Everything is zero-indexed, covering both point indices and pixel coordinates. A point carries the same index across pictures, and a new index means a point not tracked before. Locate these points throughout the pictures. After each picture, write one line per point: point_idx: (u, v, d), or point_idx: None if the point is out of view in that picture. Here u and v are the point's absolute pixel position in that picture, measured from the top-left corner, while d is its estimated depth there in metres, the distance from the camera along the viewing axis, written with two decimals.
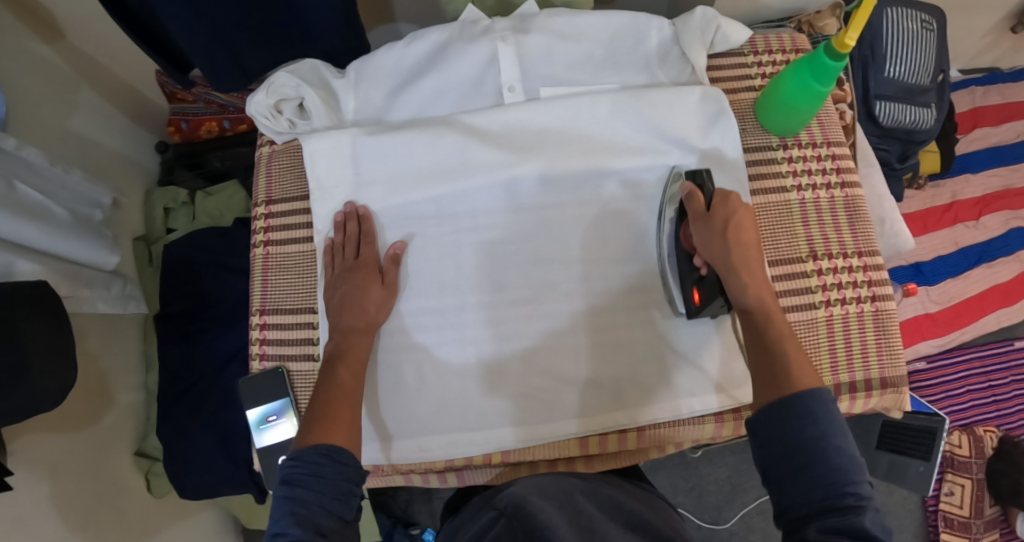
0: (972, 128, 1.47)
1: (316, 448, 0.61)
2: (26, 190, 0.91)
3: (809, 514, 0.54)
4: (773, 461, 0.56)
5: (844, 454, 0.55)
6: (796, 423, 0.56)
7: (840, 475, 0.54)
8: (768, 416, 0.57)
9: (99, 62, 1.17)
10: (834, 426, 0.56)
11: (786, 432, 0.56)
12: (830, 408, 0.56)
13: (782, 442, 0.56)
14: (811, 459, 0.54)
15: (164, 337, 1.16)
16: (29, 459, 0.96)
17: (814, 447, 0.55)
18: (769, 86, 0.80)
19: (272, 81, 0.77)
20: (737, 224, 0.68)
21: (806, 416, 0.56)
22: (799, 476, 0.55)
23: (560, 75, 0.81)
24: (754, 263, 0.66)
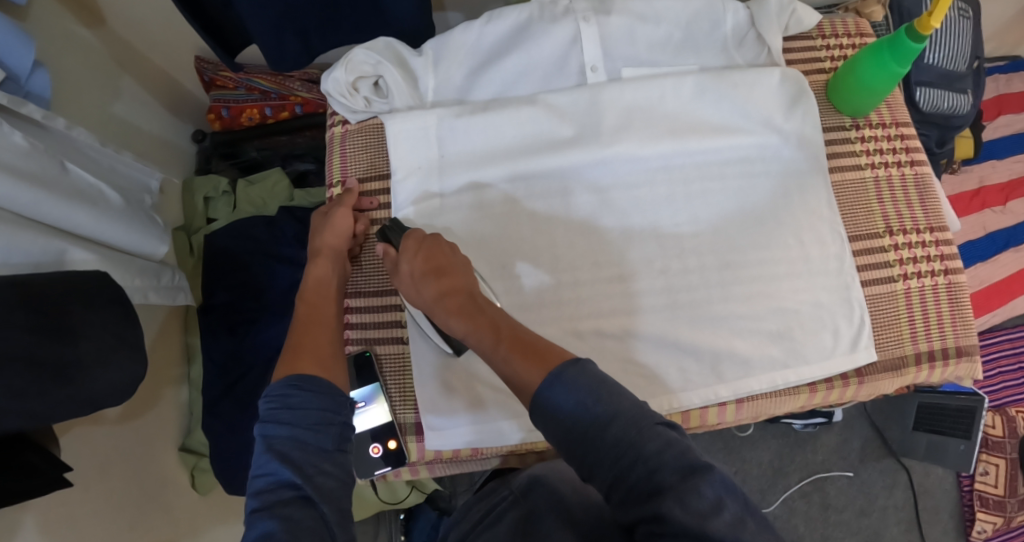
0: (998, 115, 1.47)
1: (277, 383, 0.60)
2: (77, 174, 0.84)
3: (624, 502, 0.49)
4: (568, 453, 0.52)
5: (610, 419, 0.50)
6: (557, 417, 0.52)
7: (621, 441, 0.49)
8: (540, 420, 0.53)
9: (135, 45, 1.11)
10: (586, 390, 0.52)
11: (557, 424, 0.52)
12: (573, 375, 0.52)
13: (561, 436, 0.52)
14: (587, 444, 0.50)
15: (210, 329, 1.14)
16: (79, 453, 0.92)
17: (581, 429, 0.51)
18: (844, 69, 0.81)
19: (352, 58, 0.75)
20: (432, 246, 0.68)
21: (554, 409, 0.52)
22: (589, 466, 0.51)
23: (642, 56, 0.81)
24: (467, 286, 0.65)
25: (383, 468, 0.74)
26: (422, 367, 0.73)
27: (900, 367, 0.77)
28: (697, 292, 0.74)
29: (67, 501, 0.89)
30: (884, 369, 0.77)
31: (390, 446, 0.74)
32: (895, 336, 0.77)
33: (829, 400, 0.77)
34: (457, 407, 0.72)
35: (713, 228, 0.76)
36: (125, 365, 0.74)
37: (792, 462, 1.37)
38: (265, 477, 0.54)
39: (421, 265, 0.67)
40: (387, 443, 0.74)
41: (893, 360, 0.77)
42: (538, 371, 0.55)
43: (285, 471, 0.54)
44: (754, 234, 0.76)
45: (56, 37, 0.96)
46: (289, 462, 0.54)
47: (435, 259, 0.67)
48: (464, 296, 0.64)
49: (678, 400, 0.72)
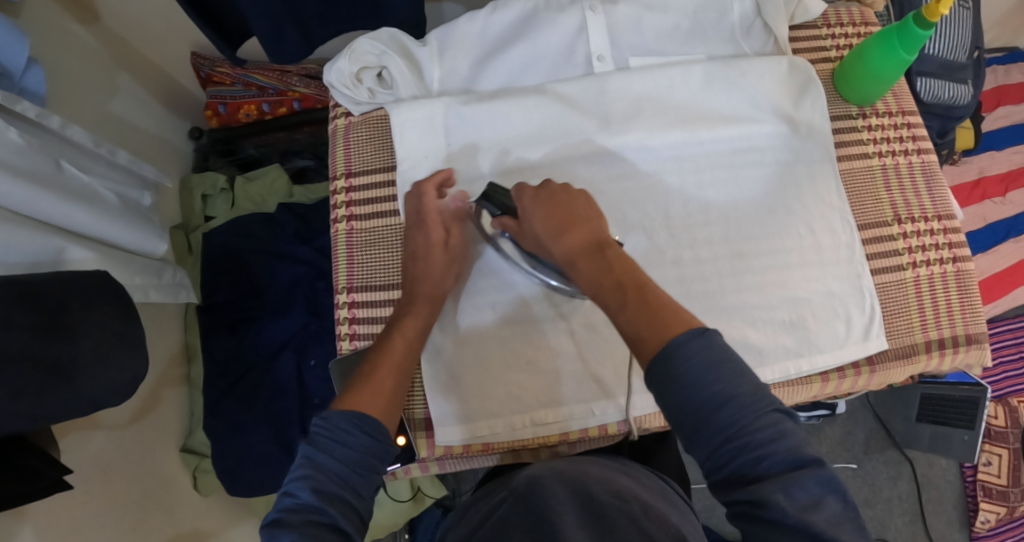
0: (996, 106, 1.48)
1: (343, 413, 0.57)
2: (73, 172, 0.83)
3: (723, 479, 0.48)
4: (674, 422, 0.49)
5: (729, 400, 0.47)
6: (671, 389, 0.48)
7: (733, 424, 0.47)
8: (653, 383, 0.49)
9: (130, 42, 1.09)
10: (708, 367, 0.48)
11: (670, 394, 0.48)
12: (696, 347, 0.48)
13: (673, 406, 0.49)
14: (700, 422, 0.47)
15: (211, 328, 1.12)
16: (79, 456, 0.91)
17: (696, 404, 0.48)
18: (851, 56, 0.81)
19: (355, 48, 0.74)
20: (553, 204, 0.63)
21: (672, 381, 0.48)
22: (697, 443, 0.48)
23: (649, 45, 0.80)
24: (600, 236, 0.60)
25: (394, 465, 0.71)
26: (427, 364, 0.71)
27: (912, 355, 0.76)
28: (709, 282, 0.73)
29: (69, 505, 0.87)
30: (896, 357, 0.76)
31: (399, 442, 0.71)
32: (905, 324, 0.77)
33: (841, 390, 0.76)
34: (463, 402, 0.71)
35: (724, 217, 0.75)
36: (127, 365, 0.73)
37: None
38: (294, 500, 0.51)
39: (546, 221, 0.62)
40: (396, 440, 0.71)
41: (904, 348, 0.77)
42: (653, 341, 0.50)
43: (317, 498, 0.51)
44: (766, 222, 0.75)
45: (51, 35, 0.95)
46: (325, 497, 0.52)
47: (558, 218, 0.62)
48: (598, 249, 0.59)
49: None
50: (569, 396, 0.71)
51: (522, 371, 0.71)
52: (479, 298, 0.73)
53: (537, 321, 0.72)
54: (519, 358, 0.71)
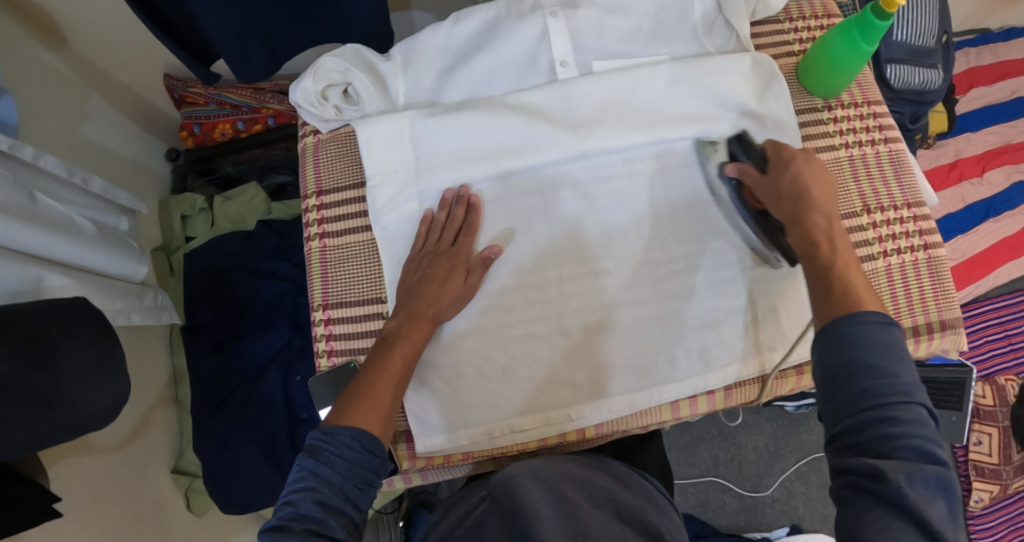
0: (969, 88, 1.49)
1: (350, 429, 0.60)
2: (47, 202, 0.83)
3: (845, 445, 0.53)
4: (821, 383, 0.56)
5: (885, 376, 0.53)
6: (834, 350, 0.55)
7: (883, 400, 0.52)
8: (820, 342, 0.56)
9: (103, 67, 1.10)
10: (876, 345, 0.54)
11: (833, 356, 0.55)
12: (880, 329, 0.54)
13: (828, 366, 0.55)
14: (849, 385, 0.53)
15: (196, 348, 1.13)
16: (70, 483, 0.91)
17: (853, 368, 0.54)
18: (814, 49, 0.81)
19: (319, 66, 0.75)
20: (799, 172, 0.67)
21: (851, 342, 0.54)
22: (837, 406, 0.54)
23: (613, 48, 0.80)
24: (828, 213, 0.65)
25: None
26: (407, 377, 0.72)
27: None
28: (681, 281, 0.74)
29: (63, 531, 0.88)
30: None
31: None
32: None
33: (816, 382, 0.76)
34: (440, 412, 0.71)
35: (694, 216, 0.75)
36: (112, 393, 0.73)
37: (788, 444, 1.36)
38: (296, 510, 0.54)
39: (789, 184, 0.67)
40: None
41: None
42: (837, 306, 0.57)
43: (319, 510, 0.55)
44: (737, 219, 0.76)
45: (19, 66, 0.95)
46: (326, 510, 0.55)
47: (807, 183, 0.66)
48: (828, 221, 0.64)
49: (664, 392, 0.72)
50: (544, 403, 0.71)
51: (503, 378, 0.72)
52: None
53: (509, 329, 0.72)
54: (495, 367, 0.72)
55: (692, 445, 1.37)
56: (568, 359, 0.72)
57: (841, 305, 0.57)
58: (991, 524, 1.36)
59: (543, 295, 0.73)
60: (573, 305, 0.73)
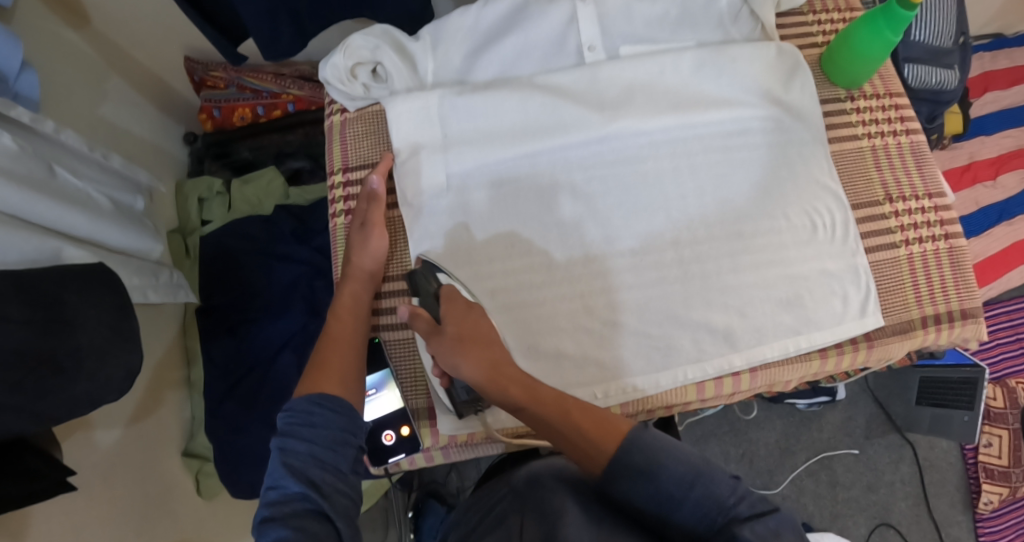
0: (984, 92, 1.49)
1: (304, 396, 0.61)
2: (66, 177, 0.83)
3: None
4: (642, 518, 0.55)
5: (690, 476, 0.54)
6: (629, 480, 0.55)
7: (704, 498, 0.53)
8: (613, 482, 0.55)
9: (124, 48, 1.10)
10: (664, 453, 0.55)
11: (630, 487, 0.55)
12: (645, 439, 0.57)
13: (634, 499, 0.55)
14: (662, 505, 0.54)
15: (210, 330, 1.13)
16: (82, 458, 0.90)
17: (658, 489, 0.54)
18: (838, 40, 0.82)
19: (349, 43, 0.75)
20: (468, 331, 0.65)
21: (629, 468, 0.55)
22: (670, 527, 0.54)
23: (640, 33, 0.81)
24: (502, 362, 0.64)
25: (397, 455, 0.71)
26: None
27: (908, 331, 0.77)
28: (706, 264, 0.74)
29: (72, 506, 0.87)
30: (892, 332, 0.76)
31: (403, 432, 0.72)
32: (901, 301, 0.78)
33: (840, 368, 0.76)
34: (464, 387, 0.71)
35: (720, 202, 0.76)
36: (133, 363, 0.73)
37: (797, 442, 1.37)
38: (279, 490, 0.54)
39: (460, 334, 0.65)
40: (400, 430, 0.72)
41: (900, 324, 0.77)
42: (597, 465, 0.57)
43: (296, 485, 0.54)
44: (763, 204, 0.76)
45: (42, 42, 0.95)
46: (306, 480, 0.54)
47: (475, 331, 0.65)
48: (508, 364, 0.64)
49: (687, 373, 0.72)
50: (568, 381, 0.71)
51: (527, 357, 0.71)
52: (481, 284, 0.73)
53: (534, 307, 0.72)
54: (519, 343, 0.71)
55: (703, 440, 1.36)
56: (592, 341, 0.72)
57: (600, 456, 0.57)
58: (1001, 528, 1.34)
59: (567, 274, 0.73)
60: (595, 285, 0.73)
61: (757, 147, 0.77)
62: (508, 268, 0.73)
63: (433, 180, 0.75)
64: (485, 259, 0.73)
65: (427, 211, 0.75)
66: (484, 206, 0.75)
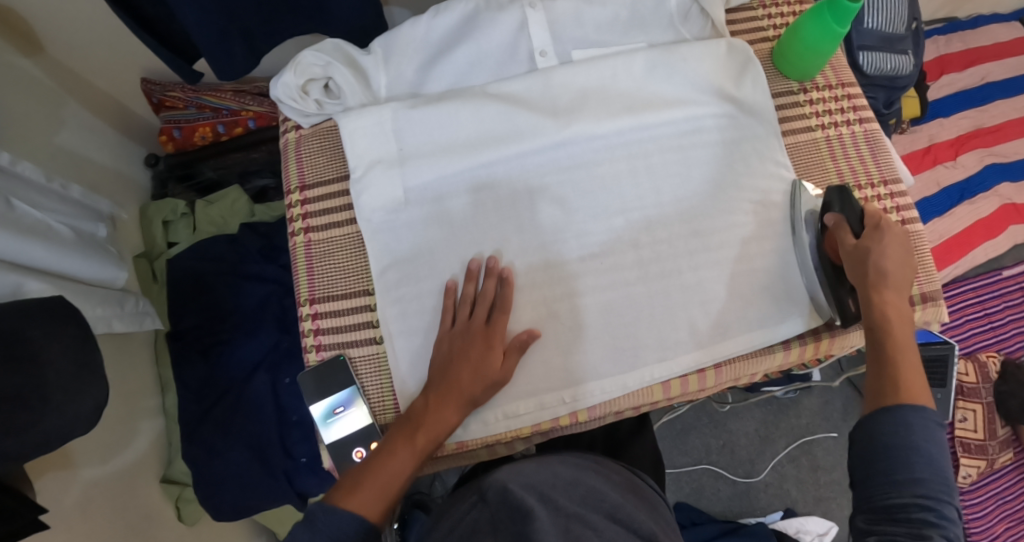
0: (940, 75, 1.52)
1: (350, 517, 0.60)
2: (25, 209, 0.82)
3: (881, 511, 0.59)
4: (866, 461, 0.62)
5: (938, 476, 0.59)
6: (894, 434, 0.61)
7: (923, 483, 0.58)
8: (879, 418, 0.63)
9: (80, 73, 1.09)
10: (931, 441, 0.60)
11: (889, 436, 0.61)
12: (936, 428, 0.61)
13: (881, 443, 0.61)
14: (892, 462, 0.60)
15: (182, 354, 1.11)
16: (57, 493, 0.89)
17: (897, 451, 0.60)
18: (787, 34, 0.83)
19: (299, 61, 0.74)
20: (883, 250, 0.70)
21: (905, 427, 0.61)
22: (879, 483, 0.60)
23: (592, 37, 0.81)
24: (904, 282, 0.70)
25: None
26: (402, 362, 0.72)
27: None
28: (666, 263, 0.75)
29: None
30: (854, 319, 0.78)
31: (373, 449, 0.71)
32: None
33: (806, 359, 0.77)
34: None
35: (679, 201, 0.76)
36: (95, 395, 0.71)
37: (777, 429, 1.38)
38: None
39: (897, 257, 0.70)
40: (369, 447, 0.71)
41: None
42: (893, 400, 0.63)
43: None
44: (722, 201, 0.77)
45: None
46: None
47: (887, 249, 0.70)
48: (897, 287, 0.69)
49: (652, 373, 0.72)
50: (536, 387, 0.71)
51: None
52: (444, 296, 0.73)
53: None
54: None
55: (683, 434, 1.38)
56: (555, 349, 0.72)
57: (897, 398, 0.63)
58: (981, 499, 1.37)
59: (529, 281, 0.73)
60: (557, 290, 0.74)
61: (712, 144, 0.78)
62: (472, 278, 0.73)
63: (393, 195, 0.75)
64: (447, 271, 0.74)
65: (388, 227, 0.74)
66: (446, 218, 0.75)
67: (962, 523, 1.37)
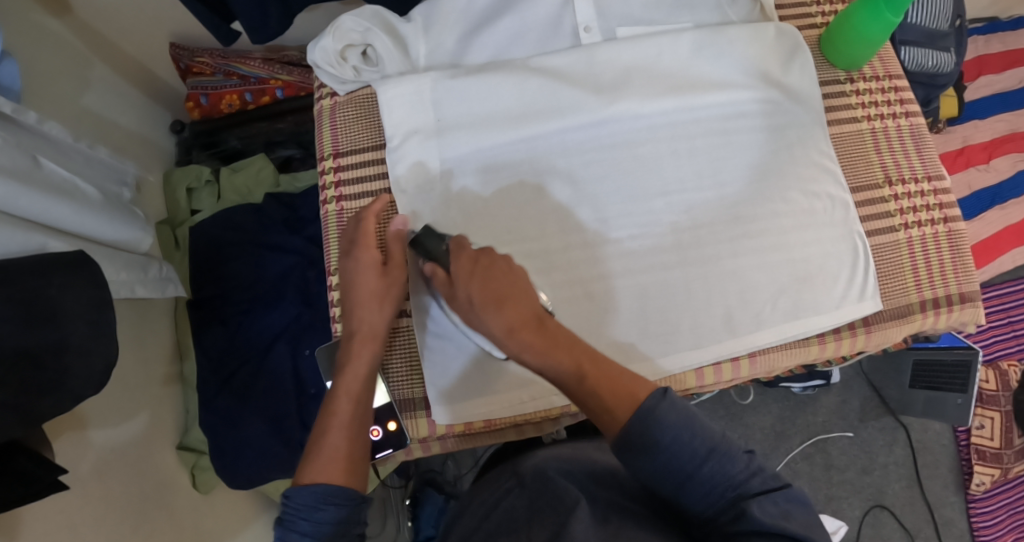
0: (978, 76, 1.49)
1: (309, 490, 0.56)
2: (51, 167, 0.80)
3: (707, 520, 0.52)
4: (655, 481, 0.52)
5: (710, 448, 0.51)
6: (648, 455, 0.51)
7: (719, 472, 0.50)
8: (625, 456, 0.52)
9: (107, 35, 1.07)
10: (680, 429, 0.51)
11: (645, 458, 0.52)
12: (671, 407, 0.52)
13: (650, 468, 0.52)
14: (672, 482, 0.51)
15: (201, 323, 1.11)
16: (74, 456, 0.88)
17: (671, 468, 0.51)
18: (837, 20, 0.81)
19: (339, 25, 0.73)
20: (484, 279, 0.60)
21: (650, 449, 0.51)
22: (687, 495, 0.52)
23: (637, 14, 0.79)
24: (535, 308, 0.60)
25: (384, 452, 0.70)
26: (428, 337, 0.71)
27: (907, 316, 0.76)
28: (707, 248, 0.73)
29: (67, 506, 0.85)
30: (891, 317, 0.76)
31: (390, 427, 0.69)
32: (900, 285, 0.77)
33: (840, 355, 0.76)
34: (461, 379, 0.70)
35: (720, 184, 0.75)
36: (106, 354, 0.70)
37: (792, 425, 1.37)
38: None
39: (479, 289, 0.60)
40: (386, 425, 0.70)
41: (900, 308, 0.76)
42: (624, 410, 0.53)
43: None
44: (764, 189, 0.75)
45: (24, 31, 0.91)
46: None
47: (496, 275, 0.61)
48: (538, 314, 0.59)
49: (684, 360, 0.71)
50: None
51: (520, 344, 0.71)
52: None
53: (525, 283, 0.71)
54: None
55: None
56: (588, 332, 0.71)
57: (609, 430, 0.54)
58: (993, 509, 1.35)
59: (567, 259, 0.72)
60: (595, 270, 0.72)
61: (758, 130, 0.76)
62: (504, 255, 0.72)
63: (429, 165, 0.73)
64: (481, 247, 0.72)
65: (420, 199, 0.73)
66: (480, 191, 0.73)
67: (972, 529, 1.35)
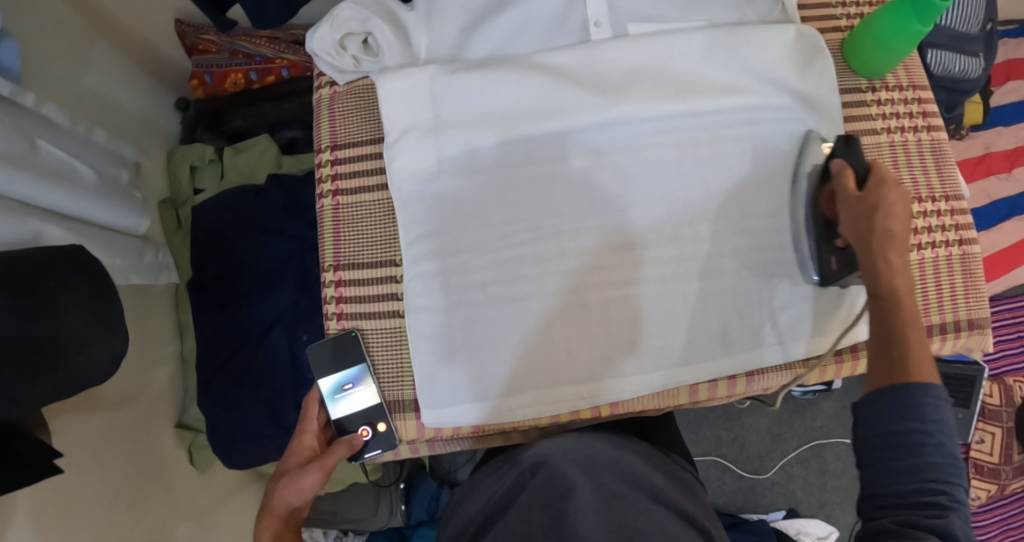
0: (1006, 80, 1.43)
1: None
2: (48, 149, 0.78)
3: (883, 505, 0.53)
4: (868, 447, 0.54)
5: (939, 452, 0.51)
6: (885, 420, 0.53)
7: (934, 470, 0.51)
8: (872, 402, 0.55)
9: (112, 10, 1.04)
10: (931, 416, 0.52)
11: (883, 423, 0.53)
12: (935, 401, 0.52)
13: (875, 432, 0.54)
14: (886, 454, 0.53)
15: (200, 304, 1.10)
16: (71, 438, 0.88)
17: (892, 440, 0.53)
18: (861, 26, 0.77)
19: (337, 15, 0.71)
20: (887, 210, 0.62)
21: (897, 413, 0.53)
22: (883, 473, 0.53)
23: (650, 11, 0.76)
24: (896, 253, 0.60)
25: (373, 451, 0.72)
26: (421, 340, 0.71)
27: None
28: (711, 261, 0.71)
29: (66, 486, 0.86)
30: None
31: (379, 429, 0.72)
32: None
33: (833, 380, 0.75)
34: (452, 382, 0.70)
35: (727, 193, 0.72)
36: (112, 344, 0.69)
37: (790, 429, 1.35)
38: None
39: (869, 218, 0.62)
40: (376, 426, 0.72)
41: None
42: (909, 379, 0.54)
43: None
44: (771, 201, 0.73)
45: (26, 7, 0.89)
46: None
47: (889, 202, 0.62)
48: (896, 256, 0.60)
49: (680, 375, 0.70)
50: (581, 377, 0.70)
51: (515, 348, 0.69)
52: (469, 275, 0.70)
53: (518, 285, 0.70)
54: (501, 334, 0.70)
55: (694, 424, 1.35)
56: (579, 340, 0.70)
57: (902, 376, 0.54)
58: (987, 523, 1.34)
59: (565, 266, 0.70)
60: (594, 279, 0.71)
61: (769, 138, 0.74)
62: (505, 255, 0.70)
63: (425, 162, 0.71)
64: (474, 250, 0.71)
65: (415, 198, 0.72)
66: (477, 191, 0.71)
67: None
